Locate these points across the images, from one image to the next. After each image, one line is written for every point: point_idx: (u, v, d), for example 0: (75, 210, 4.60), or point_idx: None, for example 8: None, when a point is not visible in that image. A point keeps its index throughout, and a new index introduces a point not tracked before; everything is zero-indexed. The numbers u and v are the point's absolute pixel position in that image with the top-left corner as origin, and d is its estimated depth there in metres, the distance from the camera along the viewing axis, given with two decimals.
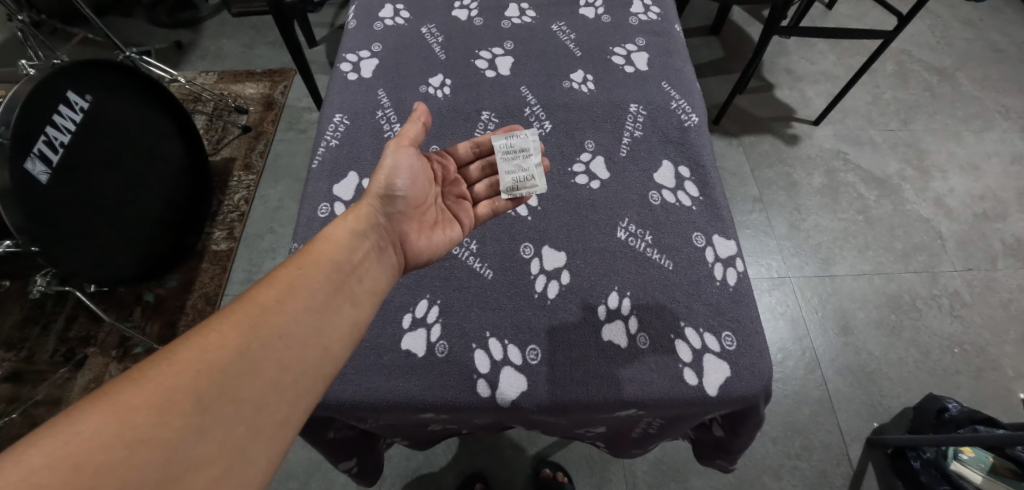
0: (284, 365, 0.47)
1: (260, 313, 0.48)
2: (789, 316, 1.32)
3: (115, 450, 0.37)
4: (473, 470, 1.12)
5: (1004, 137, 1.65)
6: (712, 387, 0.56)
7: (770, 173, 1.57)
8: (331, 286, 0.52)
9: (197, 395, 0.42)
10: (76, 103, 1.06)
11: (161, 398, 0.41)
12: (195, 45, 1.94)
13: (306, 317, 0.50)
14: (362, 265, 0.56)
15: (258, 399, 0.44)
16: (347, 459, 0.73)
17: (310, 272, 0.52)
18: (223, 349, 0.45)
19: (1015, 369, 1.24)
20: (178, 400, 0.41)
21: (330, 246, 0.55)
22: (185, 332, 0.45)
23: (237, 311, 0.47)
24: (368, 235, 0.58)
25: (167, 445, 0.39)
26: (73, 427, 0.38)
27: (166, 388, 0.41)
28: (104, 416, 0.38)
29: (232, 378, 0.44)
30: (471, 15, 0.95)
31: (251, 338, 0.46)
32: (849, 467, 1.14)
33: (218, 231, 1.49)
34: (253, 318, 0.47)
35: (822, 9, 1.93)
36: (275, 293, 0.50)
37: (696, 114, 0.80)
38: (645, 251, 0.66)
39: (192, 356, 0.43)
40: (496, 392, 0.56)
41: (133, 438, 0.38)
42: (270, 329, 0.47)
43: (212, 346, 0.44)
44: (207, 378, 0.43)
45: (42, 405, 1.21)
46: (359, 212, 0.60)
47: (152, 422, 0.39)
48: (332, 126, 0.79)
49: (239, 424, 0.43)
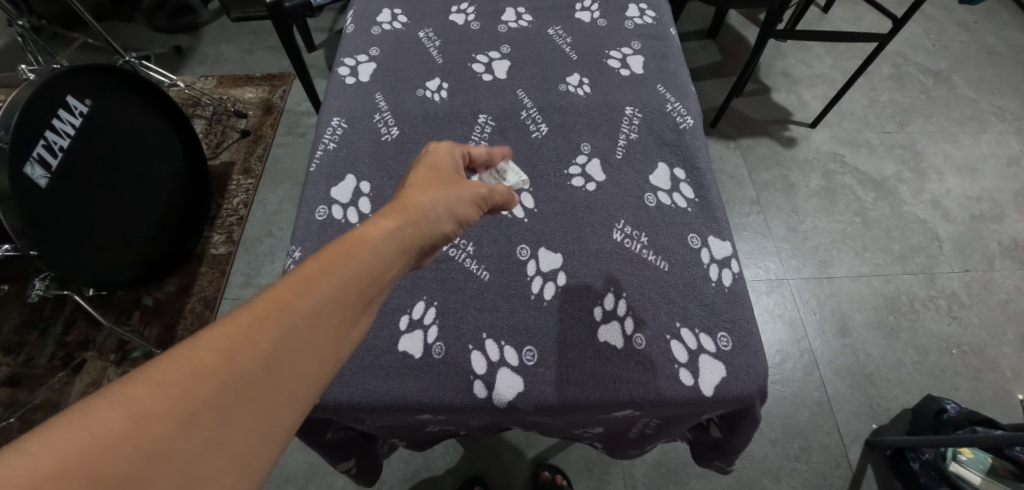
0: (320, 375, 0.36)
1: (300, 304, 0.36)
2: (787, 318, 1.32)
3: (124, 469, 0.27)
4: (472, 474, 1.12)
5: (1000, 139, 1.66)
6: (708, 388, 0.56)
7: (768, 175, 1.58)
8: (377, 283, 0.42)
9: (226, 406, 0.31)
10: (76, 107, 1.07)
11: (184, 406, 0.29)
12: (194, 50, 1.95)
13: (350, 318, 0.39)
14: (404, 264, 0.45)
15: (291, 417, 0.34)
16: (346, 460, 0.73)
17: (356, 259, 0.41)
18: (257, 349, 0.33)
19: (1013, 369, 1.25)
20: (204, 411, 0.30)
21: (375, 236, 0.44)
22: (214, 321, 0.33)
23: (272, 298, 0.36)
24: (415, 228, 0.48)
25: (187, 468, 0.28)
26: (64, 435, 0.27)
27: (187, 393, 0.30)
28: (115, 420, 0.28)
29: (265, 387, 0.33)
30: (469, 19, 0.95)
31: (286, 339, 0.34)
32: (849, 469, 1.14)
33: (217, 235, 1.49)
34: (293, 312, 0.35)
35: (818, 12, 1.95)
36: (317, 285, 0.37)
37: (690, 116, 0.81)
38: (641, 252, 0.66)
39: (217, 354, 0.32)
40: (493, 393, 0.56)
41: (148, 455, 0.28)
42: (312, 329, 0.36)
43: (244, 344, 0.33)
44: (237, 384, 0.32)
45: (41, 409, 1.21)
46: (400, 204, 0.49)
47: (172, 437, 0.29)
48: (330, 129, 0.79)
49: (270, 446, 0.32)
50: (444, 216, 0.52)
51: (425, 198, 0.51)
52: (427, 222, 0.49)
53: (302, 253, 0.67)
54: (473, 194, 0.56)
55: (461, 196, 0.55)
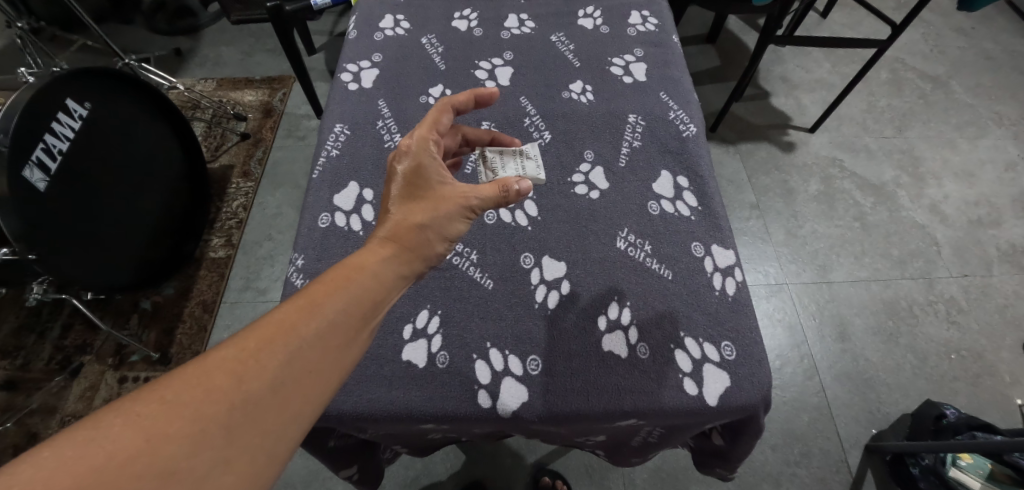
0: (318, 397, 0.39)
1: (302, 330, 0.39)
2: (787, 323, 1.33)
3: (135, 484, 0.30)
4: (473, 479, 1.12)
5: (997, 144, 1.67)
6: (713, 397, 0.56)
7: (767, 180, 1.58)
8: (374, 309, 0.44)
9: (227, 421, 0.34)
10: (76, 111, 1.06)
11: (191, 427, 0.32)
12: (194, 52, 1.95)
13: (348, 343, 0.41)
14: (397, 284, 0.47)
15: (291, 436, 0.37)
16: (347, 470, 0.72)
17: (354, 286, 0.43)
18: (262, 373, 0.36)
19: (1012, 374, 1.25)
20: (207, 426, 0.33)
21: (369, 264, 0.46)
22: (222, 343, 0.37)
23: (275, 322, 0.38)
24: (410, 251, 0.49)
25: (194, 480, 0.31)
26: (86, 442, 0.30)
27: (197, 414, 0.33)
28: (128, 437, 0.31)
29: (267, 409, 0.36)
30: (471, 25, 0.96)
31: (283, 361, 0.37)
32: (849, 474, 1.14)
33: (216, 238, 1.49)
34: (294, 337, 0.38)
35: (817, 18, 1.96)
36: (313, 309, 0.40)
37: (693, 124, 0.81)
38: (645, 260, 0.66)
39: (223, 375, 0.35)
40: (497, 403, 0.56)
41: (156, 472, 0.30)
42: (312, 354, 0.39)
43: (247, 364, 0.36)
44: (241, 406, 0.35)
45: (37, 414, 1.20)
46: (395, 226, 0.51)
47: (180, 455, 0.31)
48: (332, 136, 0.79)
49: (269, 463, 0.35)
50: (435, 235, 0.52)
51: (418, 220, 0.51)
52: (420, 243, 0.50)
53: (305, 261, 0.66)
54: (460, 204, 0.54)
55: (450, 208, 0.54)
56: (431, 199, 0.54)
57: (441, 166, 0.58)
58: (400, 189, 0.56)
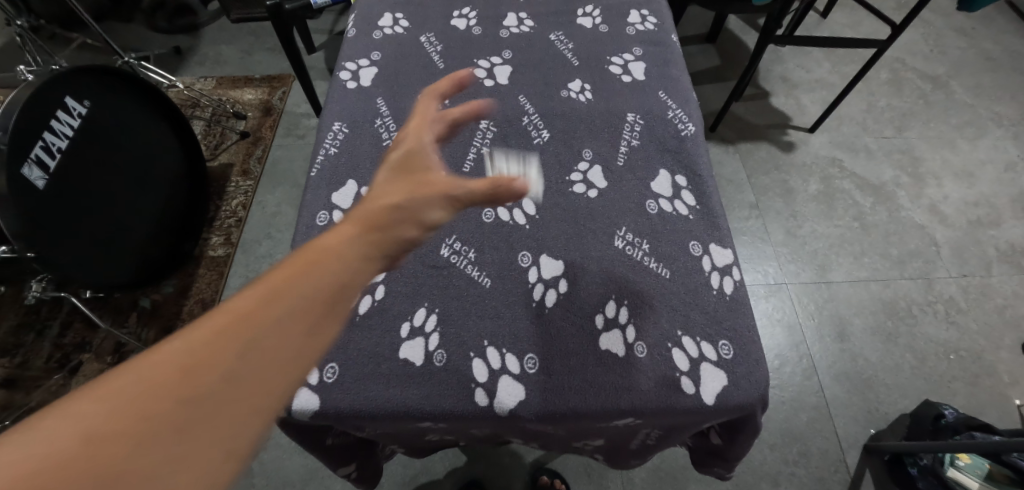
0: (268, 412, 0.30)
1: (249, 329, 0.31)
2: (786, 323, 1.33)
3: None
4: (471, 477, 1.12)
5: (997, 144, 1.67)
6: (710, 396, 0.56)
7: (767, 180, 1.58)
8: (345, 302, 0.35)
9: (137, 453, 0.26)
10: (75, 109, 1.06)
11: (86, 463, 0.24)
12: (194, 50, 1.95)
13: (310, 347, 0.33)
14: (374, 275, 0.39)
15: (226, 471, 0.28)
16: (345, 468, 0.72)
17: (320, 274, 0.35)
18: (191, 388, 0.28)
19: (1010, 374, 1.25)
20: (110, 462, 0.25)
21: (341, 249, 0.38)
22: (148, 350, 0.29)
23: (214, 324, 0.31)
24: (390, 231, 0.41)
25: None
26: None
27: (97, 445, 0.25)
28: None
29: (192, 437, 0.27)
30: (470, 24, 0.96)
31: (223, 368, 0.29)
32: (847, 474, 1.14)
33: (215, 236, 1.48)
34: (238, 339, 0.31)
35: (817, 18, 1.96)
36: (264, 301, 0.32)
37: (692, 123, 0.81)
38: (643, 259, 0.66)
39: (141, 390, 0.27)
40: (494, 401, 0.56)
41: None
42: (261, 359, 0.31)
43: (173, 375, 0.28)
44: (162, 430, 0.27)
45: (37, 412, 1.20)
46: (371, 210, 0.43)
47: None
48: (331, 134, 0.79)
49: None
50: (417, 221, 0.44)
51: (399, 203, 0.44)
52: (400, 229, 0.43)
53: None
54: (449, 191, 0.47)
55: (436, 195, 0.47)
56: (415, 184, 0.47)
57: (430, 151, 0.51)
58: (382, 173, 0.50)
